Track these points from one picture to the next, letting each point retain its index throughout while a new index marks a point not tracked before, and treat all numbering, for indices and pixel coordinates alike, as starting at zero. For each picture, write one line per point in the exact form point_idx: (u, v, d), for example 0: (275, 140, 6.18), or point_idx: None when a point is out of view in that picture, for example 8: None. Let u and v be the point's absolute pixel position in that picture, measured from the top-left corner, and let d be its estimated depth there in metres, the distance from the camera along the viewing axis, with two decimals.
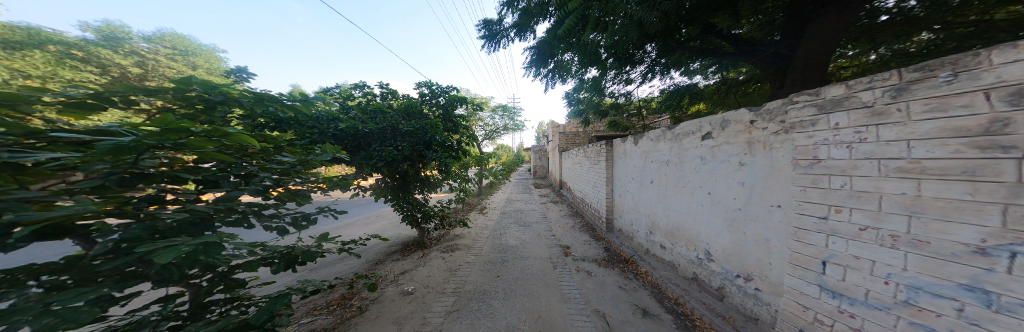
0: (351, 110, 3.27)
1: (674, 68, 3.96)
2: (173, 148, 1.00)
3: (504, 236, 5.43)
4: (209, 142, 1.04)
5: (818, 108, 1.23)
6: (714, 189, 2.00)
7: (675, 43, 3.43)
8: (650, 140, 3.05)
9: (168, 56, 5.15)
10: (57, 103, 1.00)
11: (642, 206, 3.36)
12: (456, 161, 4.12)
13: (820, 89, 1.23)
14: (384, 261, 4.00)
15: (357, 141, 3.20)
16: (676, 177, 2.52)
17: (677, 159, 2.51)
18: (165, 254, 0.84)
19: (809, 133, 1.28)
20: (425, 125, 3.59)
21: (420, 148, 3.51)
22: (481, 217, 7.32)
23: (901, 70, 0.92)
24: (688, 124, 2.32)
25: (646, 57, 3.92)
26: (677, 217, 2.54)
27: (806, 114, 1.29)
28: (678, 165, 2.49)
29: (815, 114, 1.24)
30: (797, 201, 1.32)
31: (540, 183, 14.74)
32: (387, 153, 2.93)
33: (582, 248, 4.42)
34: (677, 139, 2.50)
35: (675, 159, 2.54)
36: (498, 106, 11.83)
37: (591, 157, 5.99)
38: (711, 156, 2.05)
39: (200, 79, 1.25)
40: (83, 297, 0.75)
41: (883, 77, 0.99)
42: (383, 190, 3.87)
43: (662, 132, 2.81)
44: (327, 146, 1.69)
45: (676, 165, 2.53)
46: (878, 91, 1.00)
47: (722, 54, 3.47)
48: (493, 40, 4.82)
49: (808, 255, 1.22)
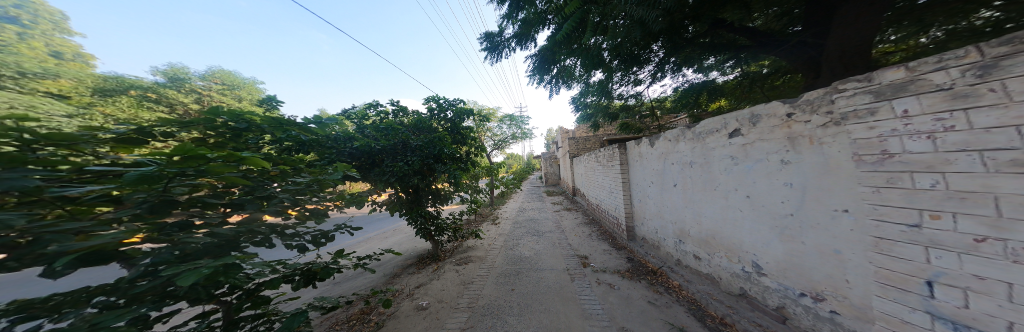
0: (364, 128, 3.34)
1: (686, 66, 3.78)
2: (199, 175, 0.86)
3: (519, 247, 5.24)
4: (229, 168, 0.88)
5: (873, 95, 0.99)
6: (752, 192, 1.73)
7: (684, 41, 3.24)
8: (667, 141, 2.80)
9: (219, 91, 5.72)
10: (110, 141, 0.92)
11: (668, 213, 3.07)
12: (466, 172, 4.05)
13: (872, 74, 1.00)
14: (400, 274, 3.92)
15: (371, 158, 3.21)
16: (703, 180, 2.25)
17: (701, 160, 2.24)
18: (186, 277, 0.66)
19: (869, 123, 1.01)
20: (434, 139, 3.57)
21: (429, 161, 3.47)
22: (494, 227, 7.18)
23: (979, 45, 0.73)
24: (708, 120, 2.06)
25: (653, 56, 3.78)
26: (711, 224, 2.27)
27: (859, 102, 1.04)
28: (703, 166, 2.23)
29: (871, 101, 0.99)
30: (870, 205, 1.03)
31: (551, 190, 14.53)
32: (396, 167, 2.89)
33: (602, 258, 4.16)
34: (699, 138, 2.24)
35: (699, 160, 2.27)
36: (506, 116, 11.91)
37: (603, 162, 5.78)
38: (742, 155, 1.78)
39: (228, 108, 1.19)
40: (127, 317, 0.66)
41: (957, 54, 0.78)
42: (396, 205, 3.84)
43: (681, 131, 2.54)
44: (339, 165, 1.50)
45: (702, 166, 2.25)
46: (954, 72, 0.78)
47: (738, 48, 3.25)
48: (497, 52, 4.86)
49: (902, 272, 0.93)
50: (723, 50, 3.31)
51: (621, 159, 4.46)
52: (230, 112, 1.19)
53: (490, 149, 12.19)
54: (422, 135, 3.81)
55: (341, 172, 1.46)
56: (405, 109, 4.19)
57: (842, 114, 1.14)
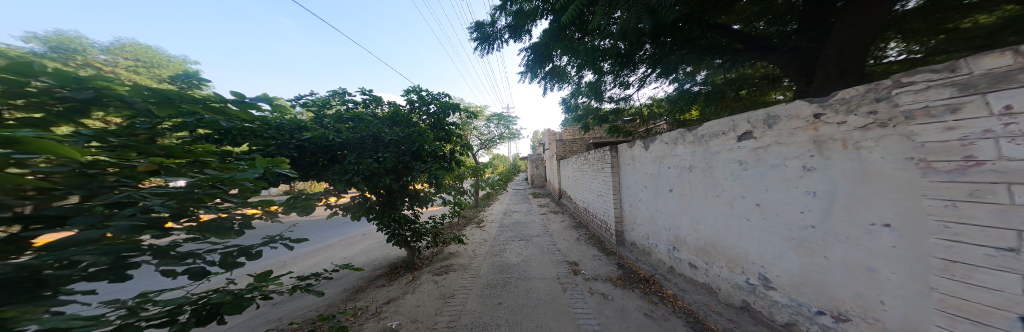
0: (329, 119, 2.87)
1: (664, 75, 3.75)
2: None
3: (504, 254, 4.92)
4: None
5: (958, 88, 0.81)
6: (764, 199, 1.60)
7: (673, 43, 3.16)
8: (662, 144, 2.64)
9: None
10: None
11: (659, 219, 2.93)
12: (448, 172, 3.72)
13: (953, 63, 0.82)
14: (367, 288, 3.44)
15: (331, 153, 2.74)
16: (703, 185, 2.10)
17: (702, 165, 2.10)
18: None
19: (946, 122, 0.84)
20: (411, 133, 3.18)
21: (405, 159, 3.08)
22: (477, 231, 6.81)
23: None
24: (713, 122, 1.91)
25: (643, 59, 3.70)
26: (710, 232, 2.13)
27: (934, 98, 0.87)
28: (704, 171, 2.08)
29: (953, 96, 0.82)
30: (941, 222, 0.88)
31: (537, 192, 14.36)
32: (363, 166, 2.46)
33: (592, 264, 4.00)
34: (699, 141, 2.09)
35: (699, 165, 2.12)
36: (494, 114, 11.52)
37: (592, 165, 5.70)
38: (754, 160, 1.64)
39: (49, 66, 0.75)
40: None
41: None
42: (364, 208, 3.36)
43: (680, 133, 2.37)
44: (257, 158, 0.98)
45: (702, 171, 2.10)
46: None
47: (733, 52, 3.16)
48: (486, 44, 4.55)
49: (983, 304, 0.80)
50: (717, 52, 3.17)
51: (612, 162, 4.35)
52: (54, 73, 0.76)
53: (476, 149, 11.74)
54: (398, 129, 3.40)
55: (258, 166, 1.01)
56: (380, 101, 3.74)
57: (904, 112, 0.96)
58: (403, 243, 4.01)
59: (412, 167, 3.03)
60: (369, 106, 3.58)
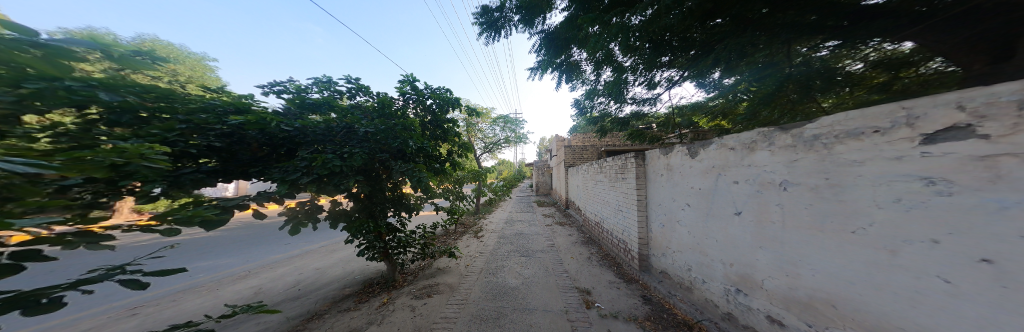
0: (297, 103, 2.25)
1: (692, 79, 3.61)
2: None
3: (502, 273, 4.20)
4: None
5: None
6: (1007, 254, 0.75)
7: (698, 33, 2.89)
8: (724, 149, 1.93)
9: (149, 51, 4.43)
10: None
11: (709, 248, 2.18)
12: (439, 175, 3.07)
13: None
14: (326, 313, 2.79)
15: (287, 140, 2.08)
16: (811, 210, 1.30)
17: (813, 181, 1.28)
18: None
19: None
20: (393, 126, 2.57)
21: (384, 156, 2.47)
22: (475, 242, 6.14)
23: None
24: (843, 113, 1.15)
25: (665, 58, 3.47)
26: (809, 285, 1.35)
27: None
28: (819, 191, 1.26)
29: None
30: None
31: (541, 201, 13.61)
32: (324, 161, 1.78)
33: (607, 294, 3.28)
34: (806, 145, 1.31)
35: (806, 180, 1.32)
36: (500, 117, 10.99)
37: (610, 174, 5.01)
38: (985, 181, 0.78)
39: None
40: None
41: None
42: (334, 215, 2.73)
43: (760, 134, 1.60)
44: None
45: (814, 191, 1.28)
46: None
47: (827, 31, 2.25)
48: (493, 30, 3.98)
49: None
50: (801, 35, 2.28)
51: (638, 173, 3.65)
52: None
53: (479, 152, 11.15)
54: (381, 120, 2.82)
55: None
56: (368, 91, 3.22)
57: None
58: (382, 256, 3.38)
59: (390, 168, 2.40)
60: (353, 94, 3.02)
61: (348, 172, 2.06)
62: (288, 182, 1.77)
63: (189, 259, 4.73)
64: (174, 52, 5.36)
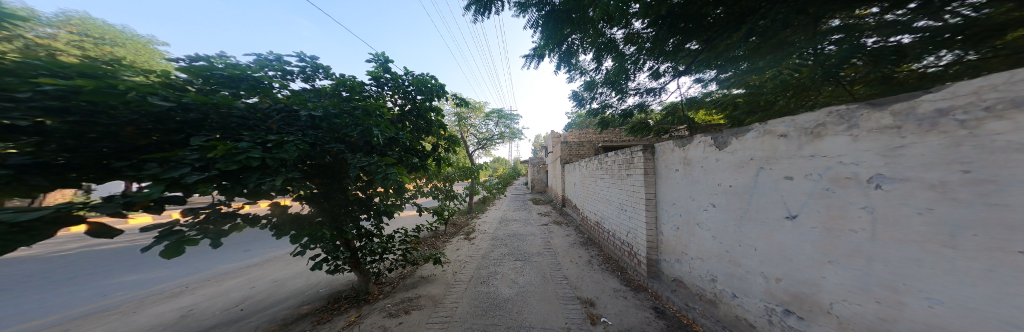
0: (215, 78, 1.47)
1: (697, 68, 3.34)
2: None
3: (494, 281, 3.81)
4: None
5: None
6: None
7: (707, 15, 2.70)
8: (769, 136, 1.55)
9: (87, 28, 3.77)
10: None
11: (747, 257, 1.83)
12: (416, 171, 2.89)
13: None
14: None
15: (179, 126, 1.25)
16: (930, 216, 0.91)
17: (937, 175, 0.88)
18: None
19: None
20: (348, 110, 2.01)
21: (337, 148, 1.90)
22: (466, 244, 5.73)
23: None
24: (1002, 74, 0.76)
25: (668, 44, 3.20)
26: (914, 318, 0.99)
27: None
28: (949, 190, 0.86)
29: None
30: None
31: (537, 198, 13.29)
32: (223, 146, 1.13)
33: (612, 305, 2.94)
34: (922, 125, 0.91)
35: (922, 174, 0.92)
36: (494, 111, 10.45)
37: (613, 171, 4.69)
38: None
39: None
40: None
41: None
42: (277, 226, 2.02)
43: (833, 115, 1.21)
44: None
45: (941, 191, 0.88)
46: None
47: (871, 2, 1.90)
48: (481, 7, 3.48)
49: None
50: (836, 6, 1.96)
51: (647, 169, 3.31)
52: None
53: (472, 148, 10.73)
54: (348, 99, 2.29)
55: None
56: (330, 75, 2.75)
57: None
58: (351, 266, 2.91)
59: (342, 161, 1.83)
60: (308, 75, 2.50)
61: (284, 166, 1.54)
62: (166, 181, 0.98)
63: (141, 269, 4.19)
64: (114, 31, 4.61)
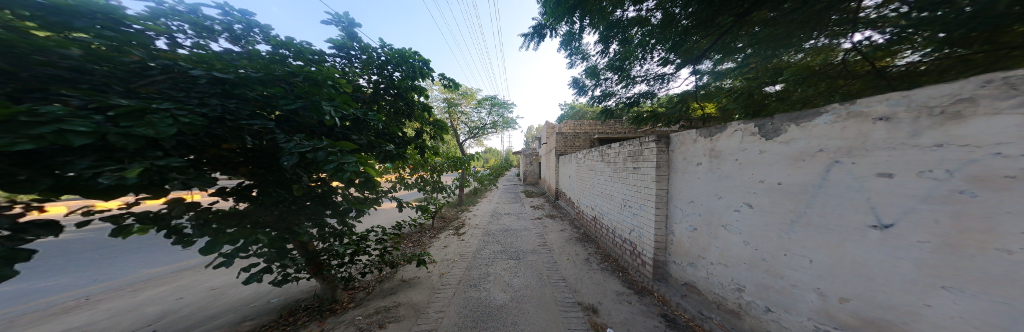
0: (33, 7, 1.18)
1: (719, 38, 3.29)
2: None
3: (486, 285, 3.43)
4: None
5: None
6: None
7: None
8: (859, 120, 1.20)
9: None
10: None
11: (794, 268, 1.54)
12: (391, 161, 2.43)
13: None
14: None
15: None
16: None
17: None
18: None
19: None
20: (275, 76, 1.69)
21: (260, 124, 1.52)
22: (455, 240, 5.37)
23: None
24: None
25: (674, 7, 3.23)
26: None
27: None
28: None
29: None
30: None
31: (531, 191, 12.92)
32: (6, 115, 0.93)
33: (615, 314, 2.68)
34: None
35: None
36: (487, 98, 9.85)
37: (616, 165, 4.38)
38: None
39: None
40: None
41: None
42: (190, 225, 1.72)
43: (989, 86, 0.86)
44: None
45: None
46: None
47: None
48: None
49: None
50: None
51: (659, 162, 2.98)
52: None
53: (463, 137, 10.18)
54: (285, 70, 1.74)
55: None
56: (291, 46, 2.32)
57: None
58: (312, 270, 2.87)
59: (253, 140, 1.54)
60: (240, 36, 2.22)
61: (159, 146, 1.29)
62: None
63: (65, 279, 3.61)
64: None
